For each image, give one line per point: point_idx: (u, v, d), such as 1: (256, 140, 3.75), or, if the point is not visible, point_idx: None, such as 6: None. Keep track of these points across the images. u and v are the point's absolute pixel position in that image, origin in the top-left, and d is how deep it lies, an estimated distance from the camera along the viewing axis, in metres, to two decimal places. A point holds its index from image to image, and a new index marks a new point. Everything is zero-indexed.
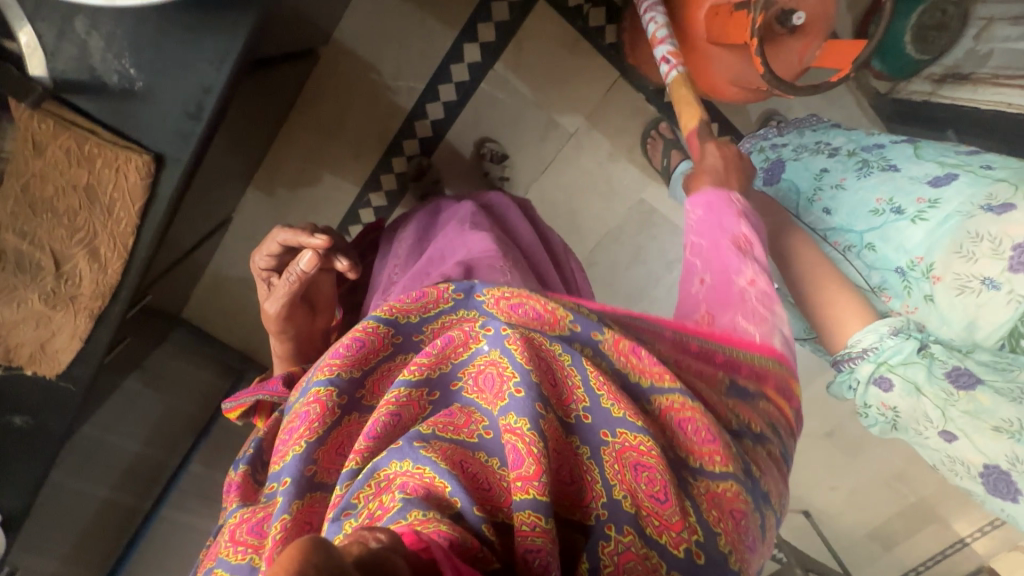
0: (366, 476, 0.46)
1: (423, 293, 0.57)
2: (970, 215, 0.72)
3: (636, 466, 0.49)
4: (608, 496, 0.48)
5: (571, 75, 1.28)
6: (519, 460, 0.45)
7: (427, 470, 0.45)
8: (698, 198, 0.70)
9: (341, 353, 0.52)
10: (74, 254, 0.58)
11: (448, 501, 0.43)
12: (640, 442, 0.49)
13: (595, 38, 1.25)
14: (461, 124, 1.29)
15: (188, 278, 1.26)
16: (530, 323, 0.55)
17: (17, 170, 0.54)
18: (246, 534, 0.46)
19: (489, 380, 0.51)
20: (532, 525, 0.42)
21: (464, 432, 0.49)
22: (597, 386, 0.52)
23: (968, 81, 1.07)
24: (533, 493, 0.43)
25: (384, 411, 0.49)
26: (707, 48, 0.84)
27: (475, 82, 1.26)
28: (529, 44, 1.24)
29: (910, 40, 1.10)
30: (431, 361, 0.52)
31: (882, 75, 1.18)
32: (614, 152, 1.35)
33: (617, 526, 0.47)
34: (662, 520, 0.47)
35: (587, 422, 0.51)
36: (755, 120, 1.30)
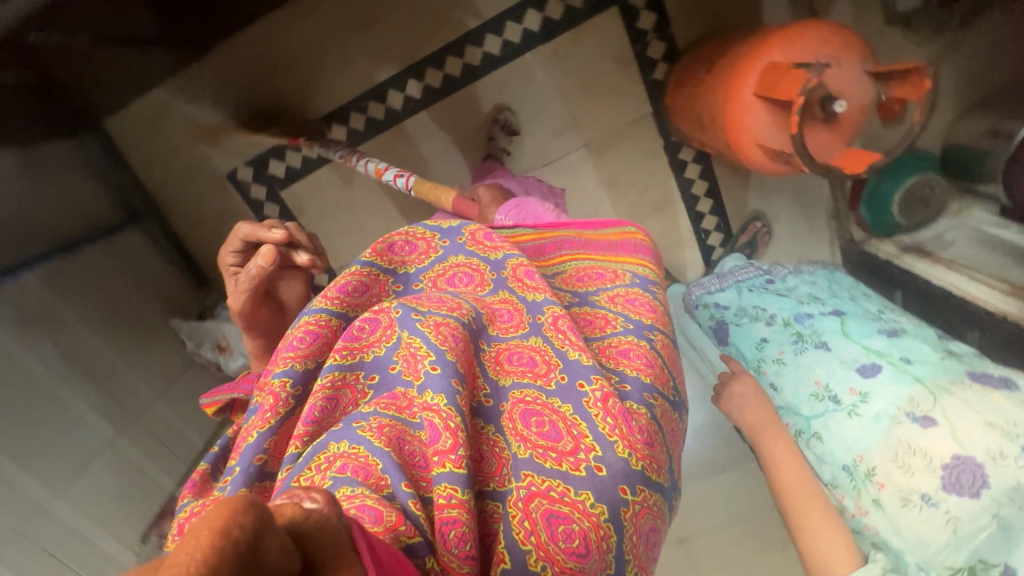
0: (307, 459, 0.49)
1: (369, 290, 0.68)
2: (897, 420, 0.82)
3: (525, 416, 0.59)
4: (509, 451, 0.56)
5: (606, 91, 1.29)
6: (437, 435, 0.50)
7: (361, 450, 0.48)
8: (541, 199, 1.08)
9: (297, 346, 0.57)
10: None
11: (382, 481, 0.46)
12: (524, 394, 0.61)
13: (646, 68, 1.27)
14: (488, 82, 1.26)
15: (132, 82, 1.11)
16: (467, 285, 0.74)
17: None
18: (194, 526, 0.49)
19: (411, 357, 0.57)
20: (448, 497, 0.46)
21: (403, 413, 0.53)
22: (495, 369, 0.64)
23: (930, 256, 1.16)
24: (449, 466, 0.48)
25: (321, 395, 0.53)
26: (751, 99, 0.86)
27: (521, 49, 1.24)
28: (584, 43, 1.24)
29: (897, 201, 1.20)
30: (356, 346, 0.58)
31: (864, 224, 1.29)
32: (611, 181, 1.36)
33: (516, 472, 0.54)
34: (553, 454, 0.55)
35: (484, 404, 0.60)
36: (744, 215, 1.42)
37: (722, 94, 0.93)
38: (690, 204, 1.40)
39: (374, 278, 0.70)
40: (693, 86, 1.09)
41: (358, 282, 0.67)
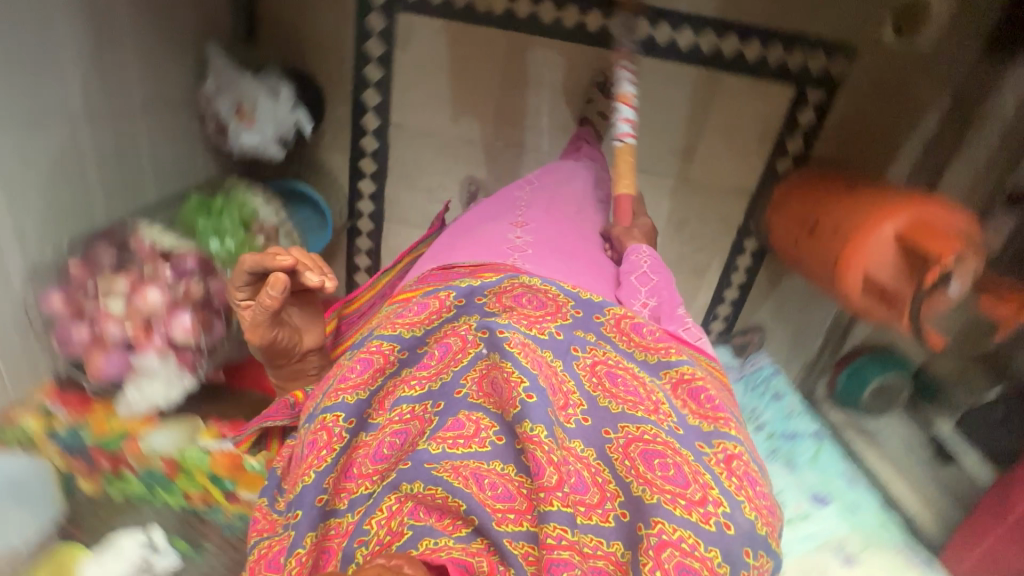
0: (388, 490, 0.60)
1: (427, 305, 0.71)
2: (823, 546, 0.93)
3: (647, 455, 0.57)
4: (632, 496, 0.55)
5: (732, 150, 1.31)
6: (541, 470, 0.55)
7: (439, 490, 0.58)
8: (639, 251, 0.87)
9: (350, 379, 0.66)
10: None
11: (465, 515, 0.56)
12: (642, 432, 0.59)
13: (777, 154, 1.30)
14: (651, 67, 1.23)
15: None
16: (537, 308, 0.71)
17: None
18: (268, 567, 0.61)
19: (502, 380, 0.60)
20: (558, 537, 0.52)
21: (472, 442, 0.61)
22: (592, 387, 0.64)
23: (872, 440, 1.19)
24: (557, 505, 0.53)
25: (391, 431, 0.63)
26: (887, 237, 0.93)
27: (700, 61, 1.22)
28: (747, 99, 1.25)
29: (874, 386, 1.22)
30: (431, 375, 0.66)
31: (834, 388, 1.29)
32: (678, 223, 1.40)
33: (646, 519, 0.52)
34: (683, 501, 0.53)
35: (586, 424, 0.60)
36: (748, 321, 1.52)
37: (862, 213, 0.98)
38: (721, 284, 1.48)
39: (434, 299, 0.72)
40: (818, 192, 1.15)
41: (423, 302, 0.72)
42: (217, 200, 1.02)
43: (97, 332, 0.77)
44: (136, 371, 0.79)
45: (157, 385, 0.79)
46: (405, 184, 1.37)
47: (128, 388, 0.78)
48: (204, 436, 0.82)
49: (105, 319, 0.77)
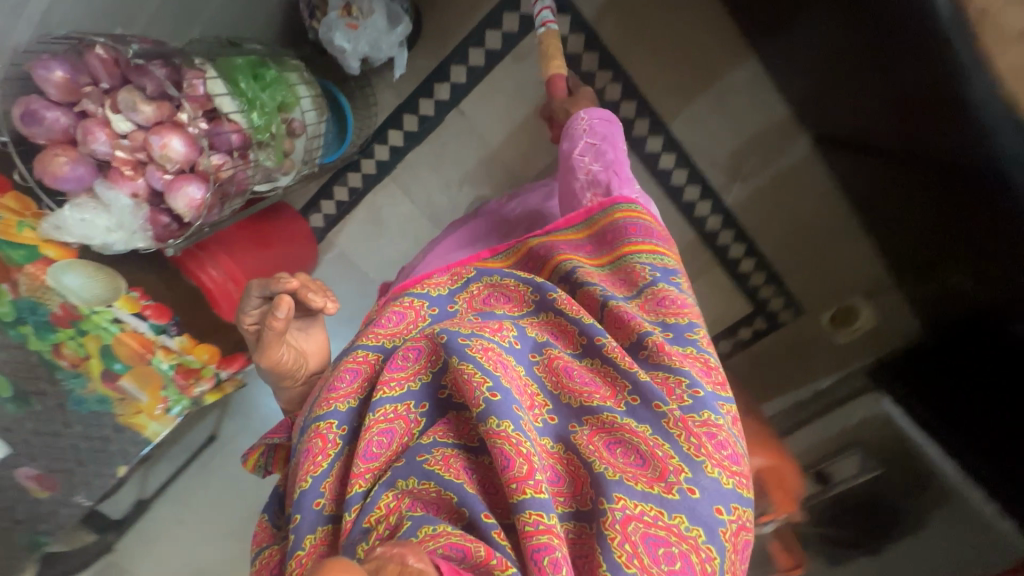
0: (386, 489, 0.53)
1: (404, 315, 0.67)
2: None
3: (610, 444, 0.56)
4: (595, 472, 0.53)
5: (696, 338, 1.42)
6: (512, 461, 0.49)
7: (431, 484, 0.52)
8: (586, 113, 0.84)
9: (341, 386, 0.59)
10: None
11: (458, 513, 0.51)
12: (609, 421, 0.57)
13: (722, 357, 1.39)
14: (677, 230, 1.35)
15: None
16: (505, 303, 0.70)
17: None
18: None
19: (465, 383, 0.54)
20: (535, 523, 0.47)
21: (461, 437, 0.57)
22: (554, 384, 0.60)
23: None
24: (531, 491, 0.48)
25: (377, 430, 0.56)
26: (762, 459, 1.01)
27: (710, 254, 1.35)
28: (728, 306, 1.39)
29: None
30: (409, 375, 0.59)
31: None
32: None
33: (609, 495, 0.51)
34: (645, 476, 0.54)
35: (554, 422, 0.58)
36: None
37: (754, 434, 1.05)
38: None
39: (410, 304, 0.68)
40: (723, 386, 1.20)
41: (398, 310, 0.67)
42: (266, 69, 0.87)
43: (77, 130, 0.67)
44: (91, 194, 0.69)
45: (101, 221, 0.69)
46: (431, 164, 1.30)
47: (69, 205, 0.69)
48: (120, 305, 0.85)
49: (97, 127, 0.67)
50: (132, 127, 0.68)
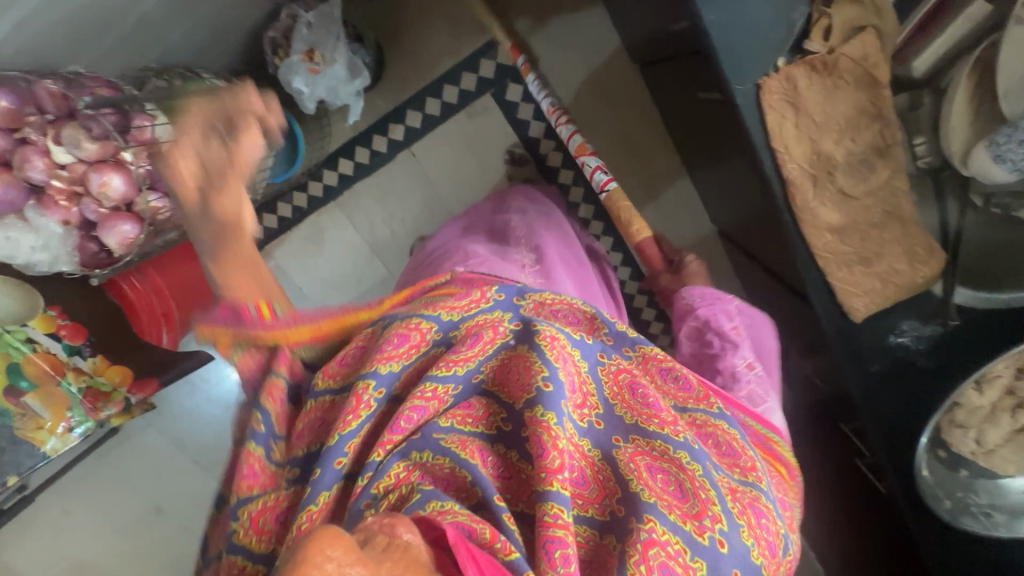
0: (399, 457, 0.57)
1: (470, 293, 0.66)
2: None
3: (652, 469, 0.60)
4: (630, 491, 0.57)
5: None
6: (546, 453, 0.55)
7: (445, 460, 0.56)
8: (693, 291, 0.83)
9: (388, 351, 0.59)
10: (814, 129, 0.57)
11: (465, 495, 0.56)
12: (656, 449, 0.61)
13: None
14: None
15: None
16: (569, 326, 0.69)
17: (857, 125, 0.57)
18: (268, 522, 0.54)
19: (525, 369, 0.60)
20: (555, 516, 0.51)
21: (479, 425, 0.61)
22: (613, 394, 0.64)
23: None
24: (558, 485, 0.53)
25: (410, 405, 0.58)
26: None
27: None
28: None
29: None
30: (458, 358, 0.60)
31: None
32: None
33: (643, 515, 0.55)
34: (681, 509, 0.57)
35: (598, 427, 0.62)
36: None
37: None
38: None
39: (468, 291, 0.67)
40: None
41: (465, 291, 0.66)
42: None
43: (16, 156, 0.71)
44: (19, 217, 0.72)
45: (25, 240, 0.72)
46: (377, 196, 1.35)
47: None
48: (34, 324, 0.80)
49: (35, 154, 0.71)
50: (75, 162, 0.73)
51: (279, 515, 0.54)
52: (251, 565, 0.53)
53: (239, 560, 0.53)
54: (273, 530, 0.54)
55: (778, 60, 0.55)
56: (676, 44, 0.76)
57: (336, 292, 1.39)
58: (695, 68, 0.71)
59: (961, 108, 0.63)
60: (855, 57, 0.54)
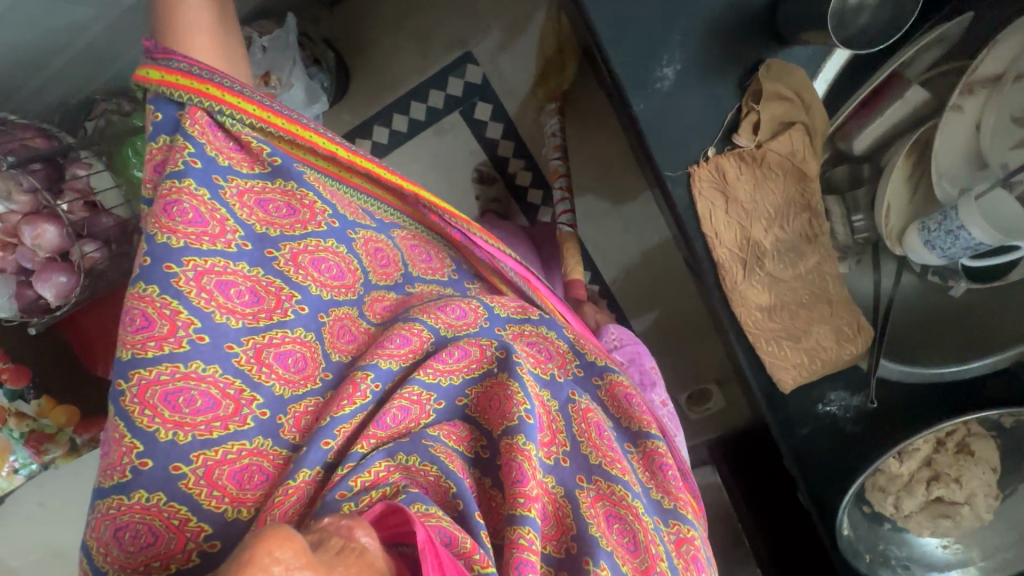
0: (382, 454, 0.52)
1: (464, 313, 0.65)
2: None
3: (610, 517, 0.57)
4: (585, 531, 0.55)
5: None
6: (525, 477, 0.53)
7: (431, 469, 0.53)
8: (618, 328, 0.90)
9: (389, 350, 0.58)
10: (743, 216, 0.57)
11: (450, 500, 0.51)
12: (613, 491, 0.59)
13: None
14: None
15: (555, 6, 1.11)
16: (543, 359, 0.67)
17: (784, 213, 0.57)
18: (224, 479, 0.50)
19: (507, 399, 0.58)
20: (528, 542, 0.49)
21: (461, 445, 0.58)
22: (580, 432, 0.62)
23: None
24: (533, 512, 0.51)
25: (396, 405, 0.56)
26: None
27: None
28: None
29: None
30: (444, 370, 0.59)
31: None
32: None
33: (593, 560, 0.52)
34: (631, 562, 0.55)
35: (563, 464, 0.60)
36: None
37: None
38: None
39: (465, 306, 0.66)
40: None
41: (461, 307, 0.65)
42: None
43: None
44: None
45: None
46: None
47: None
48: None
49: None
50: (9, 211, 0.76)
51: (234, 475, 0.51)
52: (196, 519, 0.49)
53: (195, 523, 0.49)
54: (231, 490, 0.50)
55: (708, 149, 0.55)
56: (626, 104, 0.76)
57: None
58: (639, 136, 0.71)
59: (895, 190, 0.64)
60: (783, 152, 0.54)
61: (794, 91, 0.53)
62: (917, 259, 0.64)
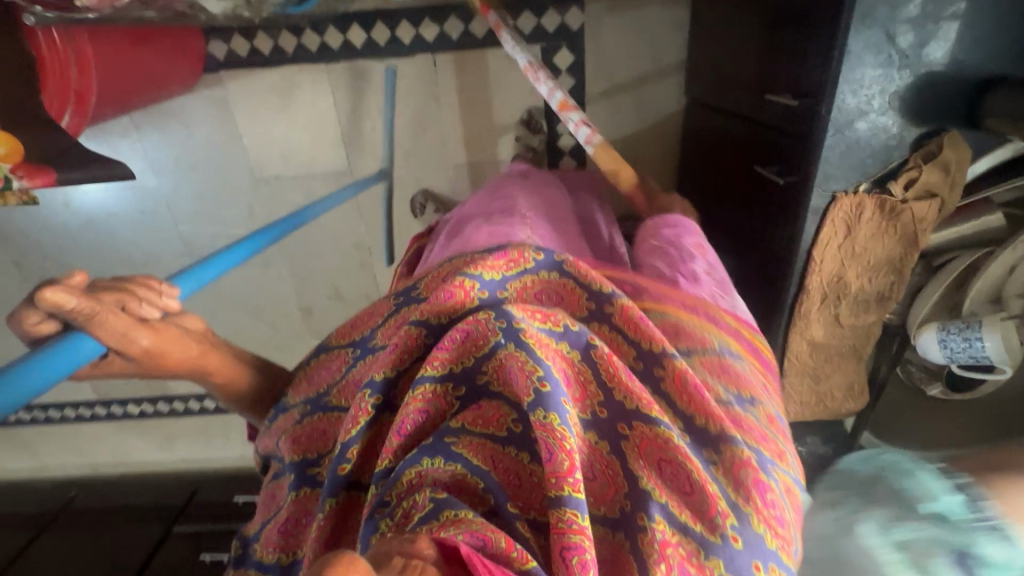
0: (402, 470, 0.50)
1: (452, 292, 0.56)
2: None
3: (659, 462, 0.46)
4: (637, 487, 0.46)
5: None
6: (553, 456, 0.44)
7: (455, 466, 0.49)
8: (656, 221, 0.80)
9: (388, 351, 0.55)
10: (849, 256, 0.63)
11: (477, 497, 0.48)
12: (655, 433, 0.47)
13: None
14: None
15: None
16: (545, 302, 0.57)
17: (880, 269, 0.63)
18: (280, 530, 0.55)
19: (518, 371, 0.49)
20: (569, 521, 0.41)
21: (496, 427, 0.52)
22: (608, 374, 0.50)
23: None
24: (571, 489, 0.43)
25: (414, 407, 0.52)
26: None
27: None
28: None
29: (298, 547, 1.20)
30: (452, 356, 0.53)
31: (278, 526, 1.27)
32: None
33: (648, 514, 0.44)
34: (687, 507, 0.45)
35: (601, 417, 0.50)
36: None
37: None
38: None
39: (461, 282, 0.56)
40: None
41: (449, 287, 0.56)
42: None
43: None
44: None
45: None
46: (375, 88, 1.24)
47: None
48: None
49: None
50: None
51: (281, 524, 0.56)
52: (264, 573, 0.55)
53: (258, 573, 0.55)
54: (273, 540, 0.55)
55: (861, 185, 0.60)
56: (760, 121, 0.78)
57: (287, 163, 1.32)
58: (769, 148, 0.74)
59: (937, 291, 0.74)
60: (914, 216, 0.60)
61: (951, 171, 0.59)
62: (927, 357, 0.74)
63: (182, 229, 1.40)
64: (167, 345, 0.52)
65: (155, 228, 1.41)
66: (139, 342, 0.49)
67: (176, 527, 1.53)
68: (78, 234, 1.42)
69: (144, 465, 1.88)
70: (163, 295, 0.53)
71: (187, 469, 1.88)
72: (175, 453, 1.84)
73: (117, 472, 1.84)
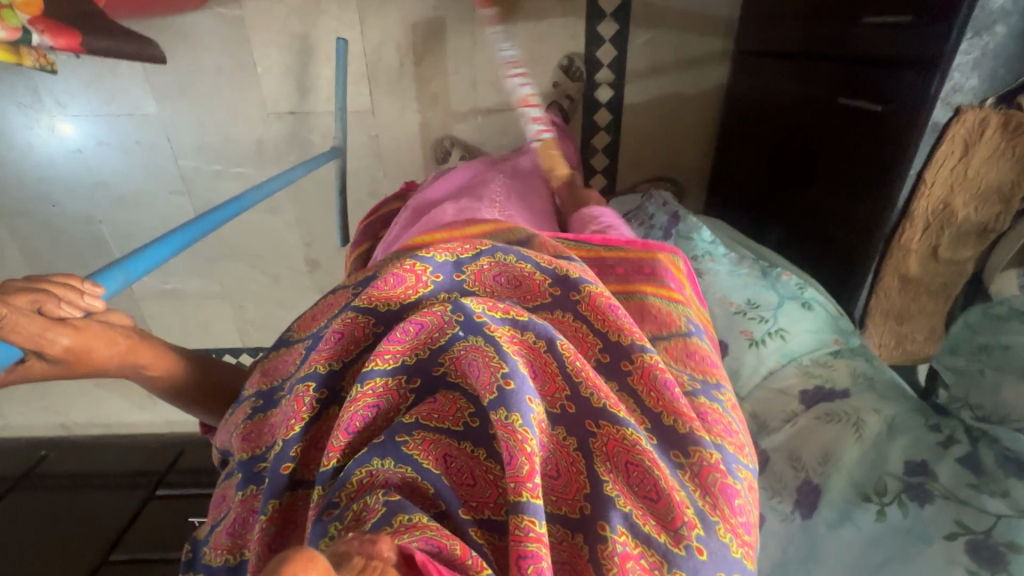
0: (348, 473, 0.44)
1: (403, 276, 0.51)
2: None
3: (626, 466, 0.43)
4: (599, 490, 0.42)
5: None
6: (513, 459, 0.40)
7: (405, 467, 0.44)
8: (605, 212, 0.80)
9: (321, 349, 0.50)
10: (959, 182, 0.59)
11: (429, 501, 0.44)
12: (621, 433, 0.43)
13: None
14: None
15: None
16: (511, 291, 0.54)
17: (991, 201, 0.59)
18: (226, 535, 0.47)
19: (478, 365, 0.46)
20: (525, 530, 0.37)
21: (447, 421, 0.47)
22: (576, 367, 0.46)
23: None
24: (530, 495, 0.39)
25: (361, 403, 0.47)
26: None
27: None
28: None
29: None
30: (405, 346, 0.48)
31: None
32: None
33: (608, 523, 0.40)
34: (654, 517, 0.41)
35: (570, 413, 0.46)
36: None
37: None
38: None
39: (411, 267, 0.52)
40: None
41: (398, 271, 0.52)
42: None
43: None
44: None
45: None
46: (406, 20, 1.16)
47: None
48: None
49: None
50: None
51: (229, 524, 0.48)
52: None
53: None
54: (222, 540, 0.48)
55: (986, 101, 0.56)
56: (845, 49, 0.73)
57: (304, 98, 1.23)
58: (861, 75, 0.69)
59: None
60: None
61: None
62: None
63: (182, 165, 1.29)
64: (94, 343, 0.43)
65: (150, 163, 1.29)
66: (59, 342, 0.40)
67: (157, 492, 1.39)
68: (61, 166, 1.28)
69: (123, 426, 1.76)
70: (85, 293, 0.43)
71: (172, 431, 1.76)
72: (158, 413, 1.73)
73: (93, 433, 1.71)
